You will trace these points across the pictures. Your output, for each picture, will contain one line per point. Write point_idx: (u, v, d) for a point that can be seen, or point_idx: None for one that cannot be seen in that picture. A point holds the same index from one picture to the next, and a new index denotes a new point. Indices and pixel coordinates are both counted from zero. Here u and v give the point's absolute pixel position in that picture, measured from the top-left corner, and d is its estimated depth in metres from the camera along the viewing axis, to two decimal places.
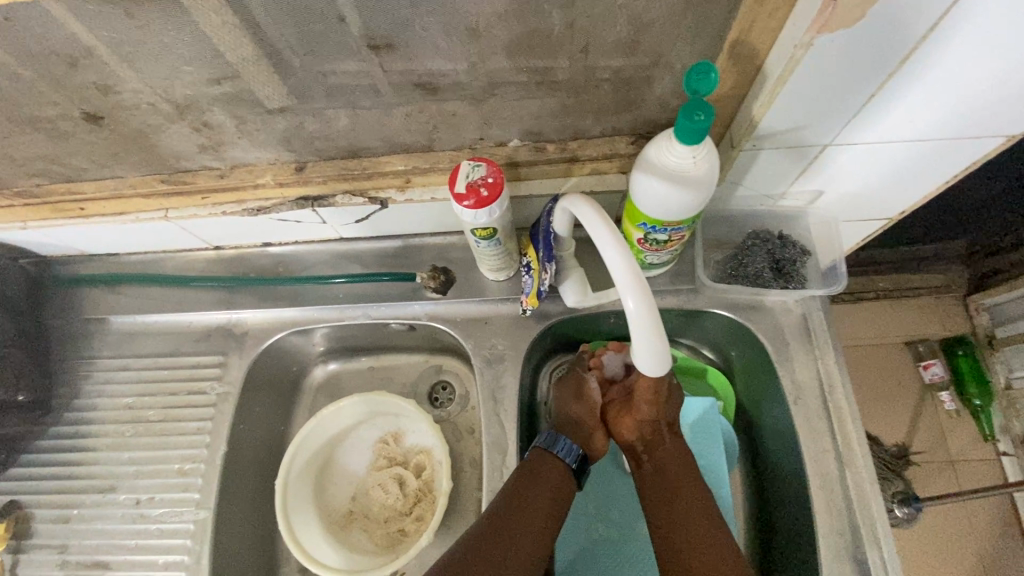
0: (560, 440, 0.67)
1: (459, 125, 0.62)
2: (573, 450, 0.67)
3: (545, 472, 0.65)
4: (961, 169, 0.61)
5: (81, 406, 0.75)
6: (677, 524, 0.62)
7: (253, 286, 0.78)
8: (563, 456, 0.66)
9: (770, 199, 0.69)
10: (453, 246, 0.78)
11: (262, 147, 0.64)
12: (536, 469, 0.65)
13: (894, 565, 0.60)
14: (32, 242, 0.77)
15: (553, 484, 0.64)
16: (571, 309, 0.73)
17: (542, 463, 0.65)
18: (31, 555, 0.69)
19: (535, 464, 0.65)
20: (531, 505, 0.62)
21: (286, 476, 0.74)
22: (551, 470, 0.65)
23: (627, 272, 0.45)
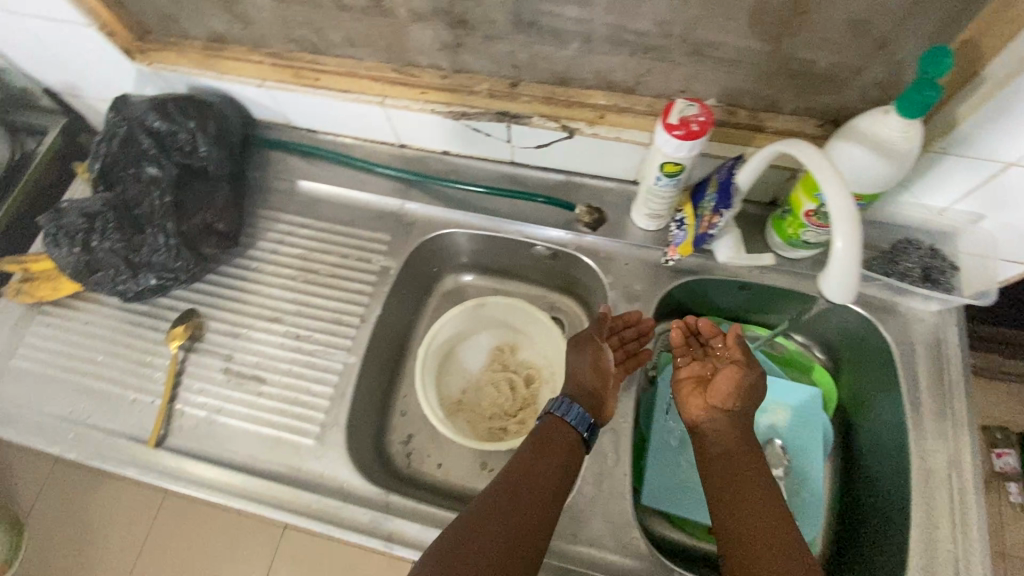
0: (572, 409, 0.67)
1: (670, 75, 0.69)
2: (585, 419, 0.66)
3: (558, 440, 0.65)
4: None
5: (264, 247, 0.86)
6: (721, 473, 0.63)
7: (426, 185, 0.88)
8: (575, 424, 0.66)
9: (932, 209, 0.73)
10: (610, 191, 0.85)
11: (491, 57, 0.73)
12: (546, 436, 0.66)
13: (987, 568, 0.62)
14: (255, 102, 0.89)
15: (565, 452, 0.64)
16: (710, 270, 0.79)
17: (556, 430, 0.66)
18: (199, 356, 0.79)
19: (548, 431, 0.66)
20: (536, 472, 0.62)
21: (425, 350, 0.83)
22: (562, 437, 0.65)
23: (844, 207, 0.49)
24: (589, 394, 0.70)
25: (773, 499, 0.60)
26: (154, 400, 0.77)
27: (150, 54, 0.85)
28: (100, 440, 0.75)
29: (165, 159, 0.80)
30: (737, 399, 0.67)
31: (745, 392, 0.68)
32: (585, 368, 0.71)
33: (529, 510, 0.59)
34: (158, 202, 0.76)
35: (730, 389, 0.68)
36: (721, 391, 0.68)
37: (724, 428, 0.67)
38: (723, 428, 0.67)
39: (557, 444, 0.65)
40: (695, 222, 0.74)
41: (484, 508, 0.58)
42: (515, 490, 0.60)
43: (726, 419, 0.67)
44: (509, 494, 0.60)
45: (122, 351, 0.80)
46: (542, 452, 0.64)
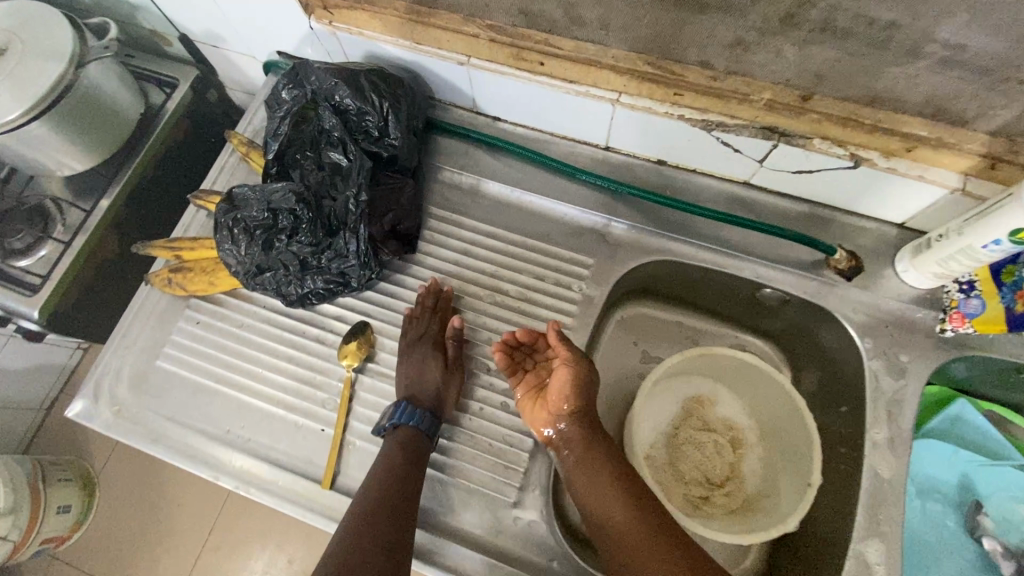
0: (400, 408, 0.63)
1: None
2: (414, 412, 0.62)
3: (397, 456, 0.60)
4: None
5: (445, 256, 0.74)
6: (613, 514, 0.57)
7: (637, 201, 0.74)
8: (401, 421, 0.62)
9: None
10: (865, 232, 0.71)
11: (789, 64, 0.57)
12: (395, 448, 0.61)
13: None
14: (444, 81, 0.75)
15: (400, 472, 0.59)
16: (995, 348, 0.65)
17: (403, 443, 0.61)
18: (375, 381, 0.69)
19: (392, 451, 0.61)
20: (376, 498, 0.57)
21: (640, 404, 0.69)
22: (399, 455, 0.60)
23: None
24: (419, 390, 0.64)
25: (647, 520, 0.56)
26: (324, 430, 0.66)
27: (333, 11, 0.71)
28: (265, 470, 0.65)
29: (352, 144, 0.67)
30: (577, 397, 0.64)
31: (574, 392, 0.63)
32: (421, 368, 0.66)
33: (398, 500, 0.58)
34: (352, 200, 0.64)
35: (570, 398, 0.63)
36: (560, 393, 0.63)
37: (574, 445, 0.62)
38: (578, 440, 0.62)
39: (415, 450, 0.61)
40: (999, 292, 0.61)
41: (367, 501, 0.57)
42: (388, 485, 0.58)
43: (577, 426, 0.62)
44: (384, 477, 0.59)
45: (285, 365, 0.69)
46: (395, 448, 0.61)
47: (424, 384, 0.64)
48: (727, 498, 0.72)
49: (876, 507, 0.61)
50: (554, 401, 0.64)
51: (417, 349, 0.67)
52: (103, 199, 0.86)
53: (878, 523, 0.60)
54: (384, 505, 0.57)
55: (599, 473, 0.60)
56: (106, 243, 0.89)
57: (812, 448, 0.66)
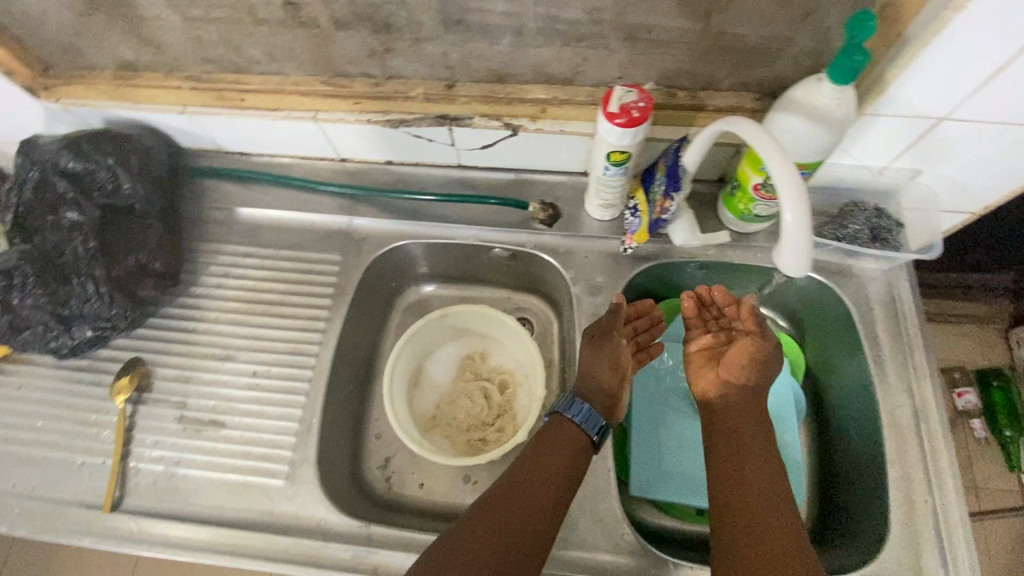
0: (575, 405, 0.68)
1: (606, 61, 0.68)
2: (593, 418, 0.67)
3: (563, 437, 0.66)
4: None
5: (208, 283, 0.81)
6: (744, 450, 0.64)
7: (374, 198, 0.85)
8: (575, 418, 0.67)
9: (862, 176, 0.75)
10: (562, 184, 0.84)
11: (423, 61, 0.70)
12: (560, 432, 0.66)
13: (953, 513, 0.64)
14: (178, 129, 0.83)
15: (568, 450, 0.65)
16: (669, 250, 0.79)
17: (559, 428, 0.67)
18: (150, 407, 0.75)
19: (555, 429, 0.67)
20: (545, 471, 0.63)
21: (395, 358, 0.81)
22: (567, 435, 0.66)
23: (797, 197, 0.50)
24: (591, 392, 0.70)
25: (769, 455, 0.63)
26: (105, 461, 0.72)
27: (56, 90, 0.79)
28: (52, 510, 0.70)
29: (86, 202, 0.74)
30: (752, 371, 0.70)
31: (756, 359, 0.70)
32: (606, 366, 0.70)
33: (540, 497, 0.61)
34: (80, 248, 0.71)
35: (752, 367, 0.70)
36: (745, 366, 0.70)
37: (734, 397, 0.69)
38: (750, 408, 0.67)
39: (572, 440, 0.66)
40: (648, 209, 0.74)
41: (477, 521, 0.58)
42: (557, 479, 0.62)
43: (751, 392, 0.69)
44: (553, 484, 0.62)
45: (66, 413, 0.75)
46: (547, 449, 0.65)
47: (601, 384, 0.70)
48: (499, 433, 0.81)
49: None
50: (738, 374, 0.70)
51: (607, 342, 0.71)
52: None
53: None
54: (566, 474, 0.63)
55: (752, 406, 0.68)
56: None
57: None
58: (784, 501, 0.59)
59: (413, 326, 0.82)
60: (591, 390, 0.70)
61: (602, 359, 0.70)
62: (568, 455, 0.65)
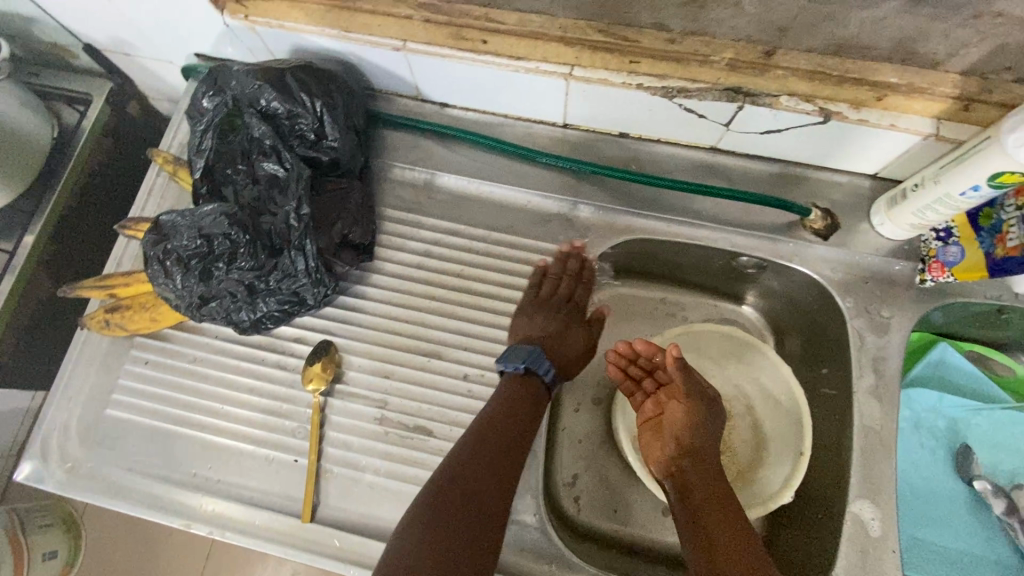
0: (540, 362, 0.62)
1: (1008, 45, 0.51)
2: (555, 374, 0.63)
3: (512, 396, 0.60)
4: None
5: (405, 260, 0.69)
6: (706, 524, 0.56)
7: (604, 179, 0.70)
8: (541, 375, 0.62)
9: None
10: (841, 187, 0.68)
11: (751, 18, 0.53)
12: (519, 391, 0.61)
13: None
14: (381, 68, 0.68)
15: (527, 411, 0.60)
16: (970, 286, 0.65)
17: (518, 385, 0.61)
18: (344, 403, 0.64)
19: (512, 387, 0.61)
20: (495, 433, 0.57)
21: None
22: (523, 394, 0.61)
23: None
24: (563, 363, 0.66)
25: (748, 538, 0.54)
26: (298, 460, 0.63)
27: (248, 4, 0.64)
28: (239, 512, 0.61)
29: (286, 152, 0.61)
30: (697, 433, 0.62)
31: (700, 420, 0.63)
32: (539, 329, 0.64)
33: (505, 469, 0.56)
34: (294, 215, 0.59)
35: (686, 425, 0.63)
36: (673, 421, 0.63)
37: (692, 472, 0.60)
38: (704, 488, 0.58)
39: (529, 395, 0.61)
40: (978, 237, 0.61)
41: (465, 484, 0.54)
42: (496, 423, 0.58)
43: (694, 461, 0.60)
44: (485, 419, 0.58)
45: (248, 397, 0.65)
46: (509, 393, 0.60)
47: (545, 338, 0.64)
48: None
49: (872, 469, 0.60)
50: (671, 440, 0.63)
51: (552, 305, 0.66)
52: (26, 237, 0.79)
53: (873, 485, 0.59)
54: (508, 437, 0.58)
55: (707, 481, 0.59)
56: (37, 281, 0.81)
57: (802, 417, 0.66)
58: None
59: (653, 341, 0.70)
60: (539, 339, 0.64)
61: (574, 338, 0.67)
62: (528, 408, 0.60)
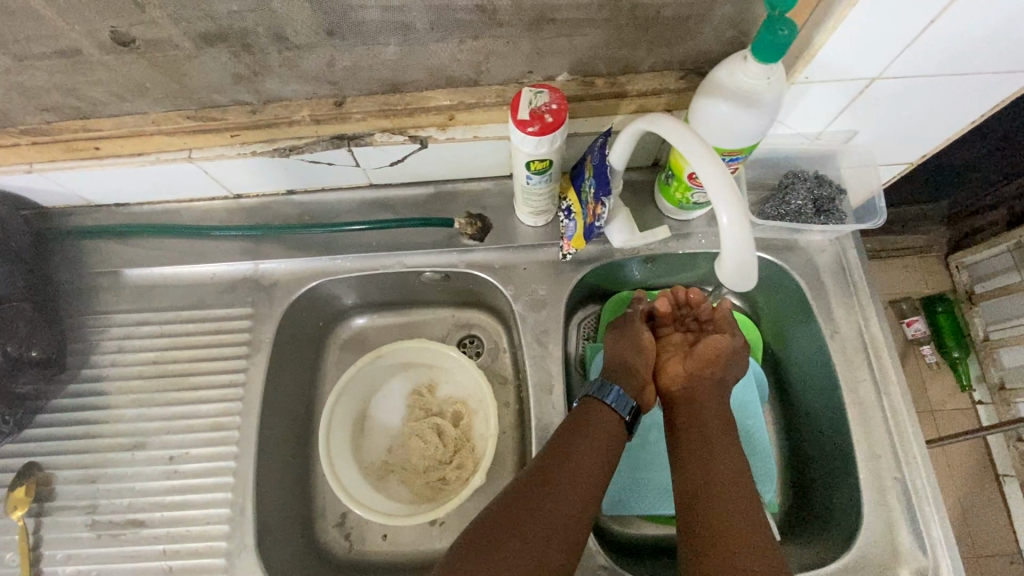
0: (612, 389, 0.66)
1: (510, 56, 0.60)
2: (623, 401, 0.66)
3: (597, 421, 0.64)
4: (981, 114, 0.65)
5: (100, 361, 0.71)
6: (707, 447, 0.63)
7: (281, 236, 0.75)
8: (611, 403, 0.65)
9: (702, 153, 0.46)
10: (489, 191, 0.77)
11: (301, 80, 0.60)
12: (589, 416, 0.64)
13: (924, 482, 0.63)
14: (32, 191, 0.71)
15: (606, 441, 0.63)
16: (608, 248, 0.74)
17: (593, 411, 0.64)
18: (56, 518, 0.65)
19: (588, 412, 0.64)
20: (577, 454, 0.61)
21: (331, 407, 0.74)
22: (602, 418, 0.64)
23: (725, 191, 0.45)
24: (624, 374, 0.69)
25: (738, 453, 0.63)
26: None
27: None
28: None
29: None
30: (720, 366, 0.69)
31: (732, 359, 0.70)
32: (632, 350, 0.70)
33: (584, 488, 0.60)
34: None
35: (720, 354, 0.70)
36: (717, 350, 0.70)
37: (702, 394, 0.68)
38: (713, 411, 0.66)
39: (611, 426, 0.64)
40: (580, 210, 0.67)
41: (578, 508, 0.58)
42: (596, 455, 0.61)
43: (711, 388, 0.68)
44: (586, 451, 0.61)
45: None
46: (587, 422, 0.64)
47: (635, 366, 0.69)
48: (461, 471, 0.76)
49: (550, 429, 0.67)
50: (702, 368, 0.69)
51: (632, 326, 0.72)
52: None
53: None
54: (603, 463, 0.61)
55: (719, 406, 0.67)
56: None
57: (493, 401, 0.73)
58: (748, 484, 0.61)
59: (344, 375, 0.75)
60: (622, 369, 0.69)
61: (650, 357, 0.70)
62: (609, 440, 0.63)
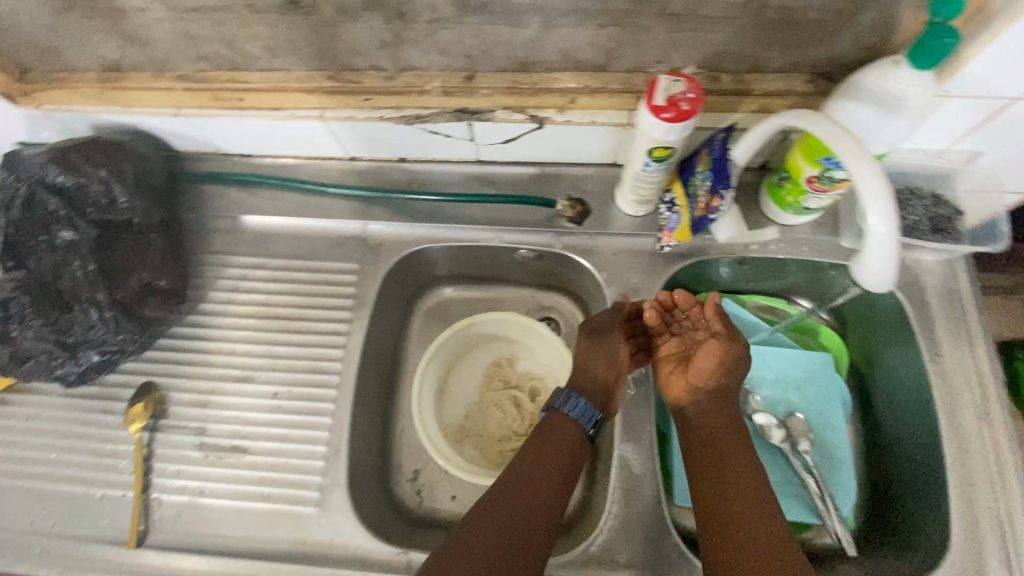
0: (571, 399, 0.67)
1: (643, 45, 0.61)
2: (589, 412, 0.67)
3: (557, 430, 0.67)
4: None
5: (218, 297, 0.77)
6: (720, 472, 0.62)
7: (389, 200, 0.79)
8: (575, 416, 0.67)
9: (860, 160, 0.51)
10: (591, 177, 0.78)
11: (440, 52, 0.63)
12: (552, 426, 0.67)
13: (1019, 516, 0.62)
14: (173, 134, 0.77)
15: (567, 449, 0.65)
16: (705, 245, 0.74)
17: (552, 427, 0.67)
18: (168, 435, 0.71)
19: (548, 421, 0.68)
20: (545, 459, 0.64)
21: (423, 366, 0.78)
22: (562, 429, 0.66)
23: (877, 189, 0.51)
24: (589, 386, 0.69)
25: (750, 478, 0.61)
26: (126, 493, 0.69)
27: (34, 96, 0.72)
28: (77, 550, 0.67)
29: (80, 219, 0.69)
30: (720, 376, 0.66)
31: (730, 366, 0.67)
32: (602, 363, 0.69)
33: (523, 489, 0.62)
34: (80, 271, 0.66)
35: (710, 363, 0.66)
36: (712, 359, 0.66)
37: (710, 408, 0.66)
38: (726, 428, 0.65)
39: (573, 439, 0.66)
40: (688, 203, 0.68)
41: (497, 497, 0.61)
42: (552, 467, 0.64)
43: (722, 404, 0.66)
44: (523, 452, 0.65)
45: (82, 445, 0.71)
46: (558, 429, 0.67)
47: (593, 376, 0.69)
48: None
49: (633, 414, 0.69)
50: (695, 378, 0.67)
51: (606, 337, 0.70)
52: None
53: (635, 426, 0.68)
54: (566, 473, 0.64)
55: (727, 426, 0.65)
56: None
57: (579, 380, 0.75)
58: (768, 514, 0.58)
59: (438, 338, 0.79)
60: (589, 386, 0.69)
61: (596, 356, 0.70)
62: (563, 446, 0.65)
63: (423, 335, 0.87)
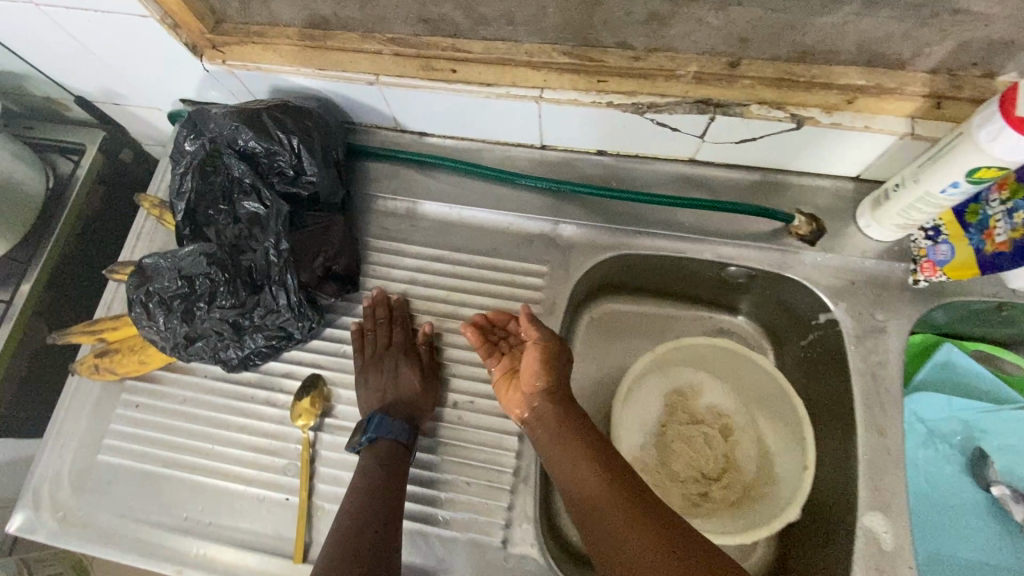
0: (373, 421, 0.60)
1: (974, 40, 0.50)
2: (389, 428, 0.59)
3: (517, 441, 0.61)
4: None
5: (389, 288, 0.69)
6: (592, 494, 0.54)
7: (586, 197, 0.70)
8: (386, 435, 0.59)
9: None
10: (824, 191, 0.68)
11: (711, 32, 0.54)
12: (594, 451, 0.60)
13: None
14: (357, 104, 0.70)
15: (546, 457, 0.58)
16: (966, 285, 0.63)
17: (375, 453, 0.59)
18: (335, 436, 0.64)
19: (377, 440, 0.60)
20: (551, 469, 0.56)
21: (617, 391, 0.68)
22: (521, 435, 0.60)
23: None
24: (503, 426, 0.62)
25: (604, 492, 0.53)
26: (289, 498, 0.62)
27: (225, 49, 0.65)
28: (232, 555, 0.60)
29: (266, 190, 0.62)
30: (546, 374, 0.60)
31: (553, 364, 0.61)
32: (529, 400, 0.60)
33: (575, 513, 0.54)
34: (273, 251, 0.60)
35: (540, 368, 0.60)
36: (532, 366, 0.61)
37: (539, 414, 0.59)
38: (551, 435, 0.58)
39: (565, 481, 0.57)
40: (967, 234, 0.59)
41: (367, 484, 0.57)
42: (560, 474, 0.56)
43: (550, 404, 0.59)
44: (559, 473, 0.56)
45: (240, 436, 0.65)
46: (374, 461, 0.58)
47: (402, 394, 0.62)
48: (727, 491, 0.68)
49: (880, 481, 0.58)
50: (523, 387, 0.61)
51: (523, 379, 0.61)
52: (23, 285, 0.80)
53: (883, 499, 0.58)
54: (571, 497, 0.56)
55: (557, 429, 0.58)
56: (34, 329, 0.82)
57: (804, 429, 0.64)
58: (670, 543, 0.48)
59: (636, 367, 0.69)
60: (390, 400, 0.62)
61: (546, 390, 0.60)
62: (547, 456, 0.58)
63: (590, 350, 0.78)
